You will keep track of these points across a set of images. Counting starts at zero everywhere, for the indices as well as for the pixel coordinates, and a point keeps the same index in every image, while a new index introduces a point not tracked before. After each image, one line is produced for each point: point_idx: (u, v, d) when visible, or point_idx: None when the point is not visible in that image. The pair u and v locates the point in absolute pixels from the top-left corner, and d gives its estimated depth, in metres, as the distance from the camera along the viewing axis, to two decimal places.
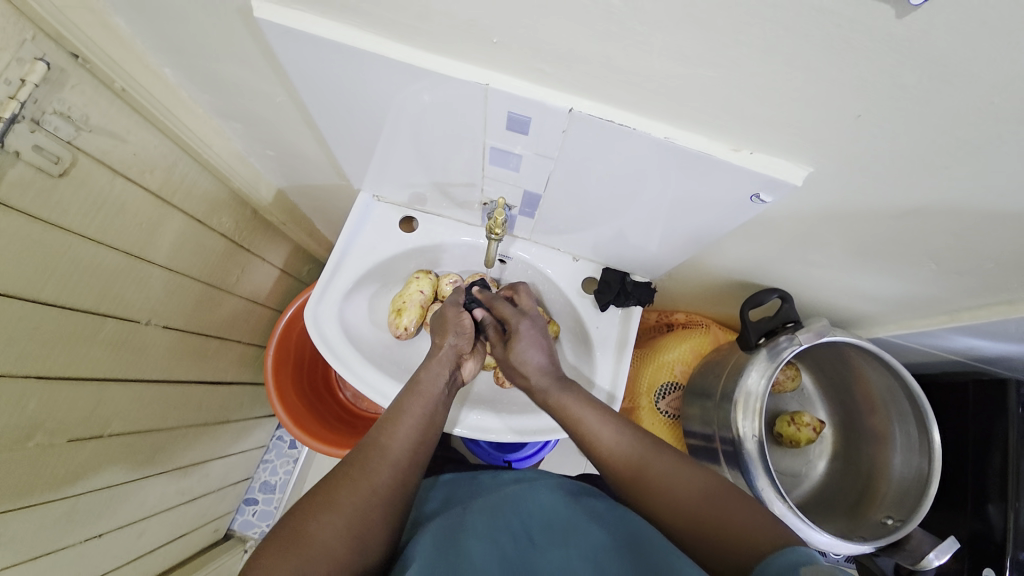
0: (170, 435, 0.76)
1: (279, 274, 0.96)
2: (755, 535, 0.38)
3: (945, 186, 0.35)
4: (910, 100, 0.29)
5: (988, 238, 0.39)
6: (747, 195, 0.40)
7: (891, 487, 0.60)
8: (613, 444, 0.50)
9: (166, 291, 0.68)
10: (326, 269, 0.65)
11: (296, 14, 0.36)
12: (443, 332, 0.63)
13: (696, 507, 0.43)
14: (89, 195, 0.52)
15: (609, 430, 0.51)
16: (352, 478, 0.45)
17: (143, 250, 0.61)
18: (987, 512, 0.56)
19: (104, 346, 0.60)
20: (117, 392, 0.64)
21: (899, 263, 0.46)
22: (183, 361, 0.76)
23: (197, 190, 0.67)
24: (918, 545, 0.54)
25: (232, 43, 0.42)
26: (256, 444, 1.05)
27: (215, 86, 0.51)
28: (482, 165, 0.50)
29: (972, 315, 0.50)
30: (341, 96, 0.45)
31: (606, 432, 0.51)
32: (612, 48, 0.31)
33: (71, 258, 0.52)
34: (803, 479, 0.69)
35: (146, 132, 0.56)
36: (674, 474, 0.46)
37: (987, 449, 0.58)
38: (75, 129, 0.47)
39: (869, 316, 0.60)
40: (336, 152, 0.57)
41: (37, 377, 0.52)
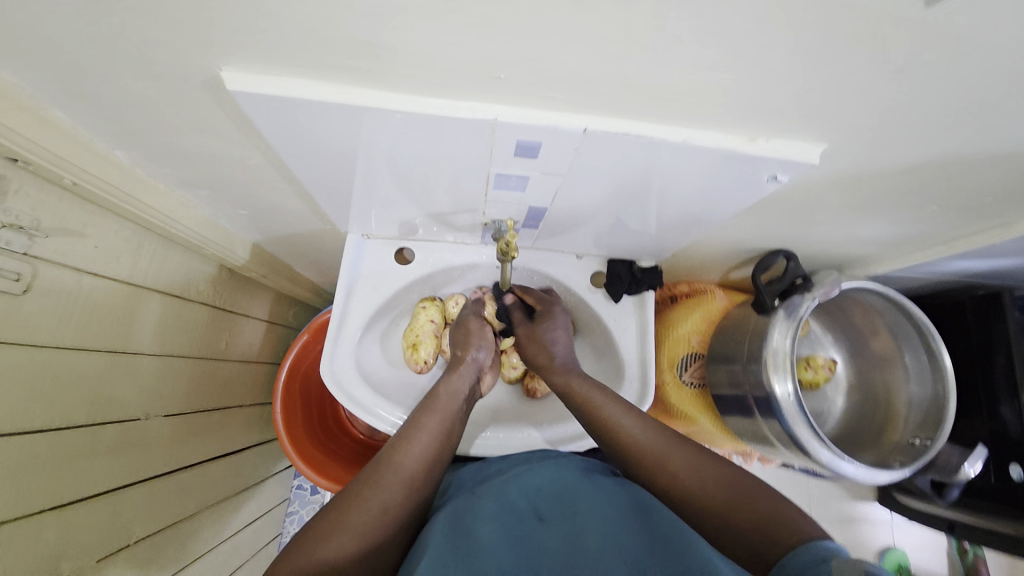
0: (193, 522, 0.72)
1: (268, 326, 0.92)
2: (773, 529, 0.37)
3: (952, 140, 0.36)
4: (926, 74, 0.29)
5: (988, 176, 0.41)
6: (764, 177, 0.41)
7: (910, 410, 0.65)
8: (637, 433, 0.50)
9: (159, 378, 0.63)
10: (332, 325, 0.62)
11: (272, 79, 0.33)
12: (465, 345, 0.63)
13: (714, 495, 0.42)
14: (58, 303, 0.47)
15: (632, 419, 0.52)
16: (364, 497, 0.44)
17: (125, 343, 0.57)
18: (1001, 413, 0.62)
19: (110, 454, 0.56)
20: (132, 495, 0.59)
21: (900, 209, 0.48)
22: (191, 442, 0.71)
23: (168, 266, 0.62)
24: (950, 458, 0.61)
25: (198, 115, 0.38)
26: (278, 499, 1.01)
27: (179, 159, 0.46)
28: (484, 192, 0.48)
29: (968, 241, 0.53)
30: (326, 150, 0.42)
31: (629, 420, 0.52)
32: (629, 67, 0.30)
33: (53, 375, 0.47)
34: (826, 416, 0.72)
35: (104, 221, 0.50)
36: (693, 465, 0.45)
37: (991, 353, 0.63)
38: (29, 239, 0.43)
39: (868, 256, 0.63)
40: (321, 201, 0.54)
41: (50, 509, 0.48)
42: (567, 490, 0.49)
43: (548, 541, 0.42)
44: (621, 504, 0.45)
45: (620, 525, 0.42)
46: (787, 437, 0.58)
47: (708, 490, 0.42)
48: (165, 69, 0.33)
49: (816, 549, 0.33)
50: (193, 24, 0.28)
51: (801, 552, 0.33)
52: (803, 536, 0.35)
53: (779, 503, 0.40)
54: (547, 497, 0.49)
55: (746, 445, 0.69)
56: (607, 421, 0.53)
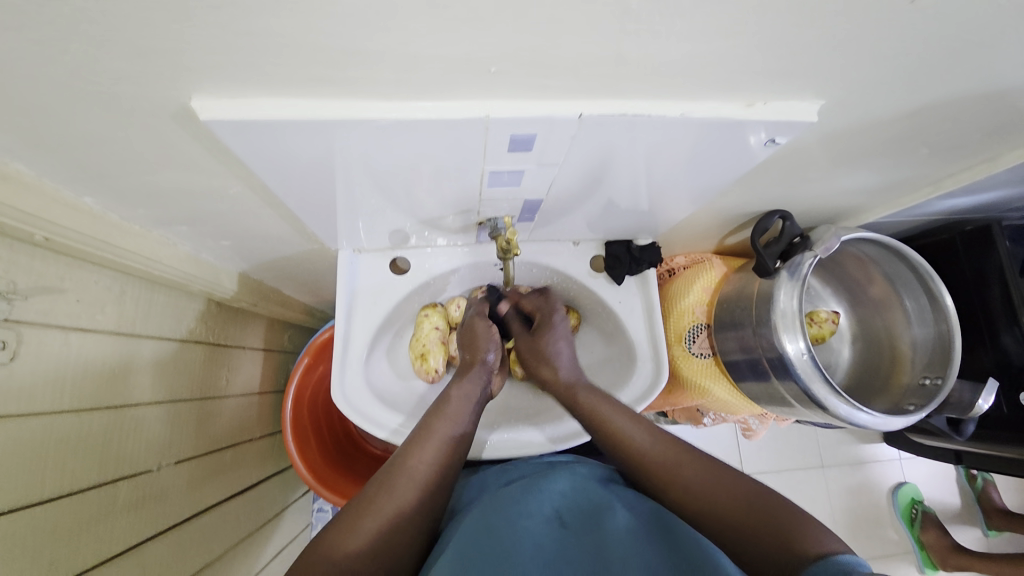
0: (221, 563, 0.71)
1: (265, 354, 0.89)
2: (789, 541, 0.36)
3: (947, 82, 0.36)
4: (923, 19, 0.29)
5: (979, 114, 0.41)
6: (762, 141, 0.40)
7: (916, 351, 0.66)
8: (646, 445, 0.49)
9: (164, 426, 0.61)
10: (337, 347, 0.60)
11: (249, 103, 0.31)
12: (473, 349, 0.61)
13: (730, 507, 0.41)
14: (49, 366, 0.44)
15: (641, 431, 0.51)
16: (377, 503, 0.44)
17: (125, 396, 0.54)
18: (1002, 341, 0.64)
19: (128, 511, 0.54)
20: (157, 547, 0.58)
21: (893, 156, 0.48)
22: (208, 484, 0.69)
23: (155, 309, 0.59)
24: (964, 395, 0.62)
25: (172, 150, 0.36)
26: (300, 526, 0.99)
27: (154, 197, 0.44)
28: (478, 191, 0.47)
29: (956, 180, 0.54)
30: (310, 168, 0.40)
31: (639, 432, 0.51)
32: (625, 46, 0.29)
33: (58, 442, 0.45)
34: (835, 368, 0.74)
35: (83, 272, 0.48)
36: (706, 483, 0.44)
37: (985, 284, 0.65)
38: (8, 303, 0.40)
39: (860, 206, 0.63)
40: (308, 221, 0.52)
41: (75, 575, 0.46)
42: (593, 490, 0.50)
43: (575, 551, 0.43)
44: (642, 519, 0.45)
45: (641, 542, 0.43)
46: (803, 396, 0.59)
47: (725, 504, 0.42)
48: (132, 106, 0.30)
49: (833, 563, 0.33)
50: (160, 54, 0.26)
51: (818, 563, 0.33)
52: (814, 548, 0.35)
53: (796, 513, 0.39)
54: (567, 502, 0.49)
55: (763, 406, 0.70)
56: (614, 432, 0.52)
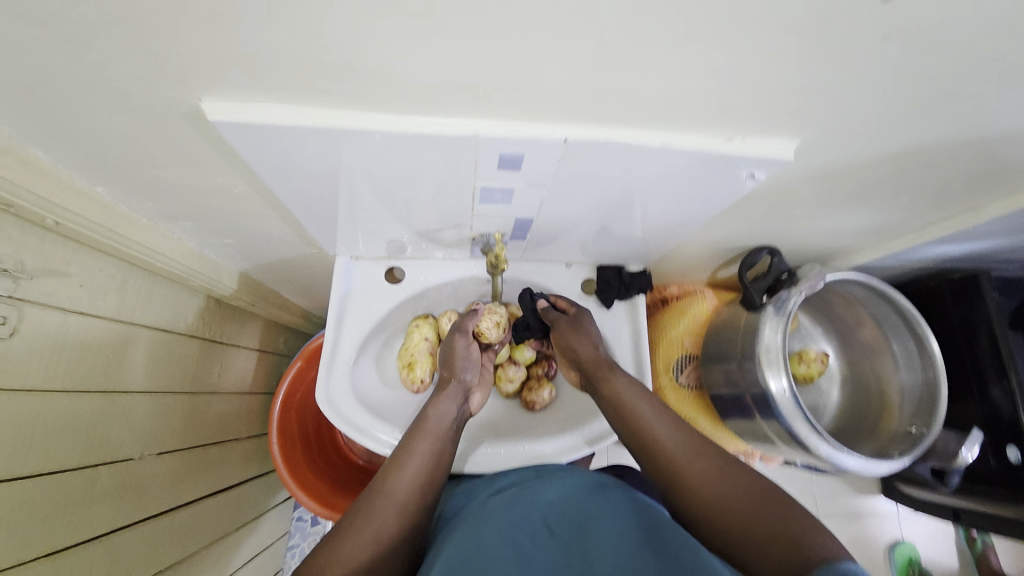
0: (194, 561, 0.70)
1: (259, 355, 0.90)
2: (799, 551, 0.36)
3: (921, 128, 0.37)
4: (891, 67, 0.30)
5: (958, 162, 0.42)
6: (743, 176, 0.42)
7: (903, 396, 0.66)
8: (669, 434, 0.49)
9: (152, 416, 0.62)
10: (325, 352, 0.62)
11: (254, 107, 0.33)
12: (451, 366, 0.62)
13: (745, 513, 0.41)
14: (44, 346, 0.46)
15: (664, 421, 0.50)
16: (359, 526, 0.44)
17: (117, 381, 0.56)
18: (992, 394, 0.63)
19: (107, 497, 0.54)
20: (130, 538, 0.58)
21: (877, 199, 0.50)
22: (190, 479, 0.70)
23: (154, 301, 0.61)
24: (948, 444, 0.62)
25: (181, 148, 0.38)
26: (278, 533, 0.98)
27: (163, 192, 0.47)
28: (470, 206, 0.49)
29: (942, 228, 0.55)
30: (309, 173, 0.42)
31: (661, 423, 0.50)
32: (607, 76, 0.31)
33: (45, 422, 0.46)
34: (823, 409, 0.73)
35: (89, 259, 0.50)
36: (721, 482, 0.44)
37: (974, 335, 0.65)
38: (13, 282, 0.42)
39: (849, 247, 0.64)
40: (307, 225, 0.54)
41: (47, 556, 0.46)
42: (576, 500, 0.49)
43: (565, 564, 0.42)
44: (637, 526, 0.45)
45: (636, 553, 0.42)
46: (787, 436, 0.59)
47: (735, 498, 0.42)
48: (148, 104, 0.33)
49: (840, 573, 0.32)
50: (177, 58, 0.29)
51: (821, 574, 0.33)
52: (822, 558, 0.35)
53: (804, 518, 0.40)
54: (558, 509, 0.49)
55: (747, 443, 0.69)
56: (639, 420, 0.51)
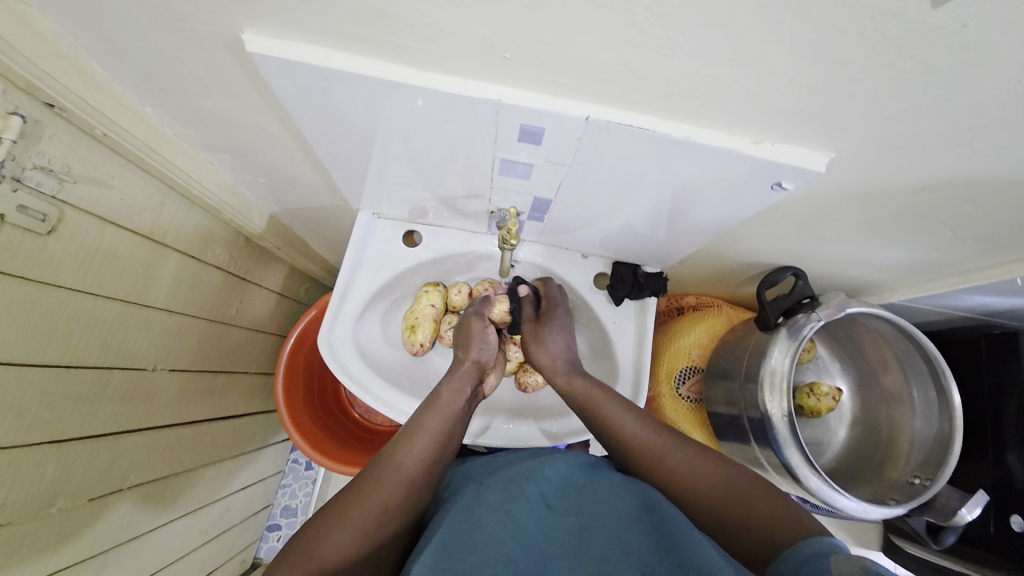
0: (188, 477, 0.74)
1: (278, 298, 0.94)
2: (774, 530, 0.37)
3: (968, 160, 0.35)
4: (938, 84, 0.28)
5: (1007, 204, 0.39)
6: (769, 183, 0.40)
7: (913, 446, 0.63)
8: (637, 433, 0.50)
9: (169, 334, 0.66)
10: (332, 301, 0.63)
11: (289, 44, 0.34)
12: (467, 348, 0.62)
13: (712, 496, 0.43)
14: (79, 248, 0.49)
15: (631, 419, 0.52)
16: (366, 494, 0.46)
17: (141, 295, 0.59)
18: (1007, 460, 0.62)
19: (116, 400, 0.58)
20: (132, 443, 0.62)
21: (915, 233, 0.47)
22: (195, 400, 0.73)
23: (187, 227, 0.64)
24: (949, 501, 0.60)
25: (220, 77, 0.40)
26: (274, 470, 1.03)
27: (203, 121, 0.49)
28: (491, 177, 0.49)
29: (984, 275, 0.52)
30: (337, 121, 0.43)
31: (628, 420, 0.52)
32: (633, 55, 0.30)
33: (69, 317, 0.50)
34: (826, 446, 0.70)
35: (131, 175, 0.53)
36: (692, 467, 0.46)
37: (1002, 397, 0.63)
38: (58, 182, 0.45)
39: (881, 283, 0.62)
40: (334, 175, 0.56)
41: (52, 442, 0.50)
42: (571, 483, 0.48)
43: (561, 537, 0.40)
44: (634, 504, 0.43)
45: (631, 527, 0.40)
46: (781, 465, 0.56)
47: (708, 490, 0.43)
48: (191, 28, 0.34)
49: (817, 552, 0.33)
50: None
51: (801, 547, 0.34)
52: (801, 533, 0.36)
53: (783, 503, 0.40)
54: (556, 489, 0.47)
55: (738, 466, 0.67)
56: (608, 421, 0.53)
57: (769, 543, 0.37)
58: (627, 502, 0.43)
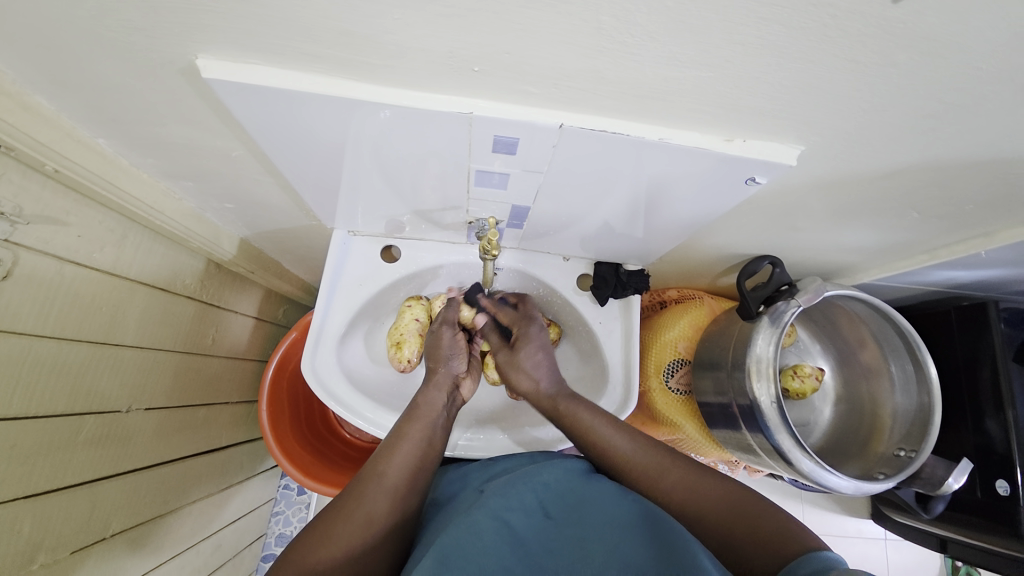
0: (174, 517, 0.71)
1: (255, 322, 0.91)
2: (779, 543, 0.36)
3: (930, 145, 0.36)
4: (899, 76, 0.29)
5: (969, 184, 0.41)
6: (743, 179, 0.41)
7: (896, 420, 0.65)
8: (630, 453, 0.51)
9: (141, 372, 0.63)
10: (314, 323, 0.62)
11: (246, 68, 0.33)
12: (435, 358, 0.61)
13: (719, 511, 0.42)
14: (37, 291, 0.46)
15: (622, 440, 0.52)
16: (349, 510, 0.44)
17: (109, 334, 0.57)
18: (986, 426, 0.64)
19: (91, 446, 0.55)
20: (112, 488, 0.59)
21: (885, 216, 0.48)
22: (174, 438, 0.70)
23: (153, 259, 0.61)
24: (934, 471, 0.62)
25: (179, 105, 0.39)
26: (264, 498, 1.00)
27: (162, 149, 0.47)
28: (467, 189, 0.49)
29: (950, 251, 0.53)
30: (304, 142, 0.42)
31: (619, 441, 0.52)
32: (603, 62, 0.30)
33: (33, 364, 0.47)
34: (814, 426, 0.72)
35: (88, 210, 0.50)
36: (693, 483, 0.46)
37: (977, 366, 0.66)
38: (10, 225, 0.42)
39: (854, 264, 0.64)
40: (305, 197, 0.54)
41: (26, 497, 0.47)
42: (569, 489, 0.47)
43: (559, 550, 0.40)
44: (633, 511, 0.43)
45: (629, 537, 0.40)
46: (772, 449, 0.57)
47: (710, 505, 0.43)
48: (143, 57, 0.33)
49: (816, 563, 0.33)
50: (169, 10, 0.28)
51: (803, 561, 0.33)
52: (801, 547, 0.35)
53: (782, 518, 0.40)
54: (554, 497, 0.47)
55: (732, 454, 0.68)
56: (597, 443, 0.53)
57: (770, 557, 0.36)
58: (626, 509, 0.43)
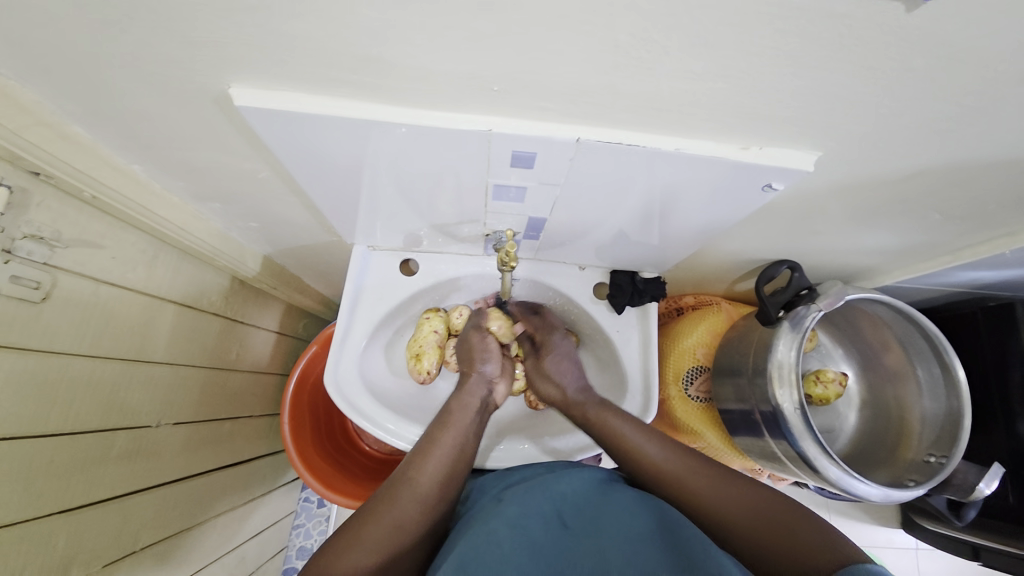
0: (199, 531, 0.72)
1: (277, 336, 0.93)
2: (813, 556, 0.37)
3: (950, 147, 0.36)
4: (916, 81, 0.29)
5: (991, 185, 0.41)
6: (760, 186, 0.41)
7: (924, 426, 0.64)
8: (658, 455, 0.50)
9: (170, 388, 0.65)
10: (336, 336, 0.63)
11: (274, 94, 0.35)
12: (469, 362, 0.62)
13: (749, 523, 0.42)
14: (74, 311, 0.48)
15: (650, 443, 0.51)
16: (380, 513, 0.45)
17: (140, 352, 0.58)
18: (1019, 430, 0.63)
19: (121, 461, 0.57)
20: (141, 502, 0.60)
21: (905, 219, 0.48)
22: (200, 452, 0.72)
23: (181, 277, 0.63)
24: (967, 477, 0.61)
25: (210, 131, 0.40)
26: (285, 512, 1.01)
27: (192, 173, 0.49)
28: (485, 203, 0.50)
29: (974, 252, 0.53)
30: (326, 162, 0.43)
31: (647, 444, 0.51)
32: (619, 78, 0.31)
33: (69, 382, 0.49)
34: (839, 433, 0.71)
35: (121, 232, 0.52)
36: (722, 492, 0.45)
37: (1006, 368, 0.64)
38: (49, 249, 0.44)
39: (874, 267, 0.63)
40: (326, 214, 0.56)
41: (59, 512, 0.49)
42: (588, 499, 0.47)
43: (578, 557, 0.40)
44: (652, 522, 0.42)
45: (648, 546, 0.40)
46: (797, 457, 0.57)
47: (740, 511, 0.43)
48: (177, 87, 0.34)
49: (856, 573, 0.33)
50: (203, 42, 0.30)
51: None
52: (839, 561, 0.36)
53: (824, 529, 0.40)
54: (572, 506, 0.46)
55: (756, 463, 0.67)
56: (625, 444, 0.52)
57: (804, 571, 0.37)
58: (647, 520, 0.43)
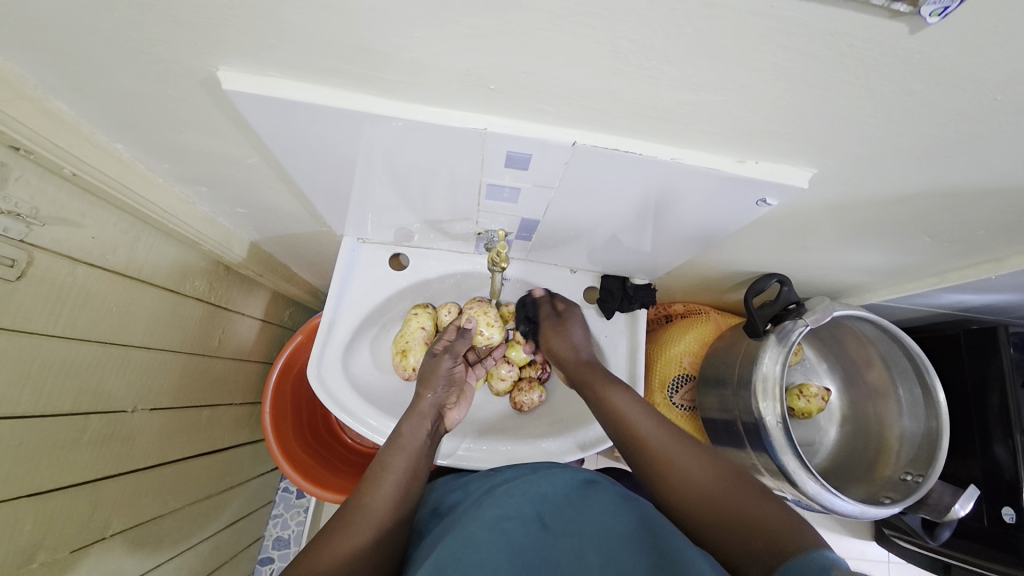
0: (173, 519, 0.71)
1: (261, 324, 0.91)
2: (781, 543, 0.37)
3: (943, 173, 0.36)
4: (914, 104, 0.29)
5: (981, 212, 0.41)
6: (755, 200, 0.41)
7: (902, 444, 0.64)
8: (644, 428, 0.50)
9: (149, 373, 0.63)
10: (321, 327, 0.63)
11: (263, 80, 0.34)
12: (428, 383, 0.60)
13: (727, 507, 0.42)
14: (50, 291, 0.47)
15: (641, 414, 0.51)
16: (335, 545, 0.43)
17: (118, 334, 0.57)
18: (995, 453, 0.64)
19: (95, 446, 0.56)
20: (113, 488, 0.59)
21: (895, 238, 0.48)
22: (177, 438, 0.71)
23: (163, 260, 0.62)
24: (942, 497, 0.62)
25: (198, 116, 0.39)
26: (263, 501, 1.00)
27: (178, 155, 0.47)
28: (477, 202, 0.49)
29: (960, 275, 0.53)
30: (314, 150, 0.42)
31: (638, 415, 0.51)
32: (618, 84, 0.30)
33: (42, 363, 0.47)
34: (819, 446, 0.71)
35: (102, 212, 0.51)
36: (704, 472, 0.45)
37: (985, 391, 0.66)
38: (26, 226, 0.43)
39: (862, 285, 0.64)
40: (316, 204, 0.55)
41: (28, 495, 0.48)
42: (566, 500, 0.47)
43: (556, 557, 0.40)
44: (628, 522, 0.42)
45: (622, 546, 0.39)
46: (778, 470, 0.57)
47: (720, 493, 0.43)
48: (164, 66, 0.33)
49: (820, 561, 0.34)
50: (193, 23, 0.29)
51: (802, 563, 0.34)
52: (811, 547, 0.36)
53: (784, 512, 0.40)
54: (551, 507, 0.46)
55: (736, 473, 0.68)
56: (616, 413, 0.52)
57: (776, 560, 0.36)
58: (623, 520, 0.42)
